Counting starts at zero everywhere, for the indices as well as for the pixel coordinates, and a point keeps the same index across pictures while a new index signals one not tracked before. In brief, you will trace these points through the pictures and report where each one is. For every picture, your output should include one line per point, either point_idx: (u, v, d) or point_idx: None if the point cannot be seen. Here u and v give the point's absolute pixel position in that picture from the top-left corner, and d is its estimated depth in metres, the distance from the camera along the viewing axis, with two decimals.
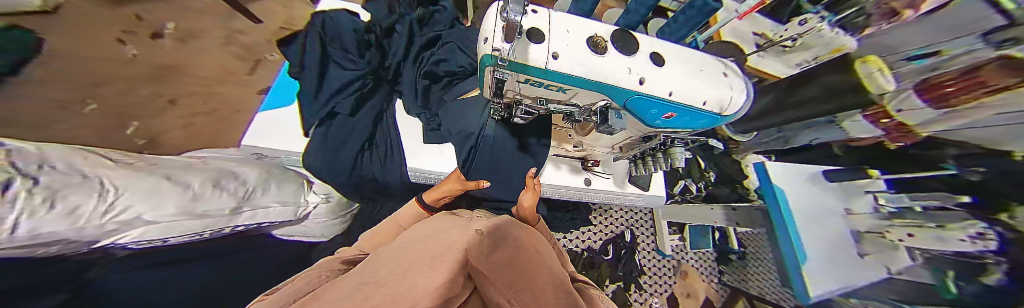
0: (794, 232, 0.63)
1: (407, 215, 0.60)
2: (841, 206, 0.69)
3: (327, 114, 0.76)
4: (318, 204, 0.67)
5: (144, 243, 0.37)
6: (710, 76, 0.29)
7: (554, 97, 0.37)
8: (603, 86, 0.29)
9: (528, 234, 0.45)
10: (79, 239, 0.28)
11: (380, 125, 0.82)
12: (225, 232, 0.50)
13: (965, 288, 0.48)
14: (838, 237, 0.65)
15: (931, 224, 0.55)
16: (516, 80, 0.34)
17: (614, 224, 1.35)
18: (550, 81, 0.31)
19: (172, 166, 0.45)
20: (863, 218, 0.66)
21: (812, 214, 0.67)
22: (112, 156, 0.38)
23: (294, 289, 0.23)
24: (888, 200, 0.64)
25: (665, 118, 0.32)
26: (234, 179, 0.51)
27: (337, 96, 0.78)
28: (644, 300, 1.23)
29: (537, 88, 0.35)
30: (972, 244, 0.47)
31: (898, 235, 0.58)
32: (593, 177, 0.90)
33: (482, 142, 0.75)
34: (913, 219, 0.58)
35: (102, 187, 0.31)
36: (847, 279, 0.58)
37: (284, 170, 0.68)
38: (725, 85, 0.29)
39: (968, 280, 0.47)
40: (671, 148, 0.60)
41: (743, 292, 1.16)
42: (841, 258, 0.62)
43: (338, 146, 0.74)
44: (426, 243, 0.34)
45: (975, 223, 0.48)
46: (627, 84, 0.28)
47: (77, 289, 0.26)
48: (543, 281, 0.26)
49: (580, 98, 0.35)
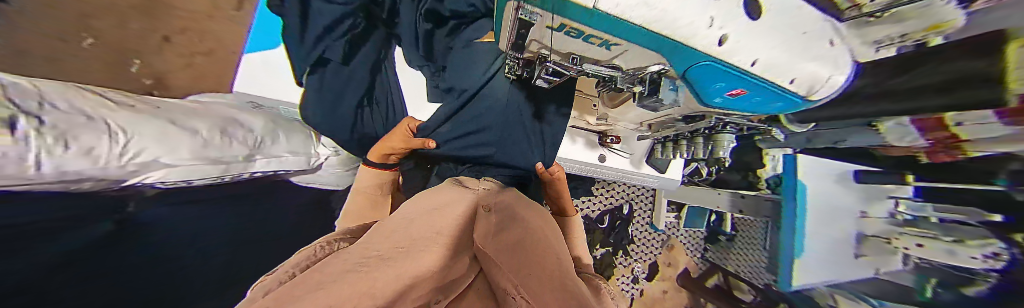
0: (800, 225, 0.71)
1: (369, 184, 0.57)
2: (859, 209, 0.76)
3: (317, 61, 0.70)
4: (329, 156, 0.71)
5: (171, 184, 0.40)
6: (813, 43, 0.19)
7: (592, 55, 0.32)
8: (665, 46, 0.18)
9: (539, 217, 0.50)
10: (106, 178, 0.30)
11: (379, 78, 0.78)
12: (243, 177, 0.53)
13: (946, 293, 0.66)
14: (841, 235, 0.74)
15: (946, 237, 0.65)
16: (546, 25, 0.26)
17: (615, 197, 1.34)
18: (590, 36, 0.24)
19: (176, 111, 0.45)
20: (875, 222, 0.75)
21: (829, 214, 0.73)
22: (111, 96, 0.37)
23: (294, 262, 0.24)
24: (907, 208, 0.71)
25: (728, 96, 0.24)
26: (240, 128, 0.52)
27: (327, 37, 0.69)
28: (628, 264, 1.35)
29: (571, 40, 0.28)
30: (982, 261, 0.60)
31: (906, 243, 0.71)
32: (609, 154, 0.86)
33: (492, 107, 0.69)
34: (927, 229, 0.68)
35: (109, 129, 0.30)
36: (837, 273, 0.72)
37: (293, 123, 0.68)
38: (830, 57, 0.20)
39: (951, 289, 0.66)
40: (720, 135, 0.55)
41: (721, 267, 1.30)
42: (839, 254, 0.74)
43: (336, 99, 0.71)
44: (430, 217, 0.36)
45: (994, 243, 0.58)
46: (704, 45, 0.17)
47: (122, 221, 0.36)
48: (550, 267, 0.27)
49: (625, 58, 0.30)
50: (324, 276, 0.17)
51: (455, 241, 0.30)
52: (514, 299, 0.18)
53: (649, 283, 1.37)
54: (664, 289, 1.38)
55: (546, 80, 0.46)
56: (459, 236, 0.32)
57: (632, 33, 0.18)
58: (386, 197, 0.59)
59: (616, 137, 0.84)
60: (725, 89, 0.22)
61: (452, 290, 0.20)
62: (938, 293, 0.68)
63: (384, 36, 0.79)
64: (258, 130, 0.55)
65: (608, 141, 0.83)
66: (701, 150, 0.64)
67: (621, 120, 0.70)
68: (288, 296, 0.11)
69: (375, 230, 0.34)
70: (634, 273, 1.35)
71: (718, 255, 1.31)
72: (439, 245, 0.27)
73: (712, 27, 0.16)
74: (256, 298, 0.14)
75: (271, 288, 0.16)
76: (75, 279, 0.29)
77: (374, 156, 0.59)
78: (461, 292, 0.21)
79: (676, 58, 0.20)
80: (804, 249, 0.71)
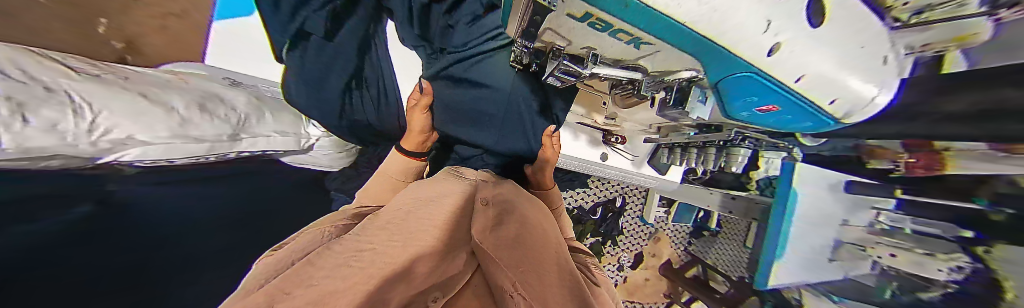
0: (785, 230, 0.64)
1: (396, 169, 0.58)
2: (844, 217, 0.65)
3: (298, 33, 0.60)
4: (321, 137, 0.69)
5: (149, 163, 0.39)
6: (869, 60, 0.18)
7: (623, 55, 0.31)
8: (710, 54, 0.16)
9: (539, 213, 0.49)
10: (76, 155, 0.29)
11: (367, 58, 0.72)
12: (227, 156, 0.51)
13: (905, 296, 0.64)
14: (823, 244, 0.66)
15: (919, 249, 0.58)
16: (567, 13, 0.23)
17: (609, 190, 1.35)
18: (616, 29, 0.21)
19: (147, 83, 0.42)
20: (852, 230, 0.66)
21: (817, 220, 0.65)
22: (73, 65, 0.35)
23: (294, 248, 0.24)
24: (887, 218, 0.63)
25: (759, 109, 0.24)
26: (221, 105, 0.50)
27: (304, 8, 0.57)
28: (615, 253, 1.40)
29: (599, 36, 0.26)
30: (946, 273, 0.55)
31: (880, 252, 0.64)
32: (611, 152, 0.86)
33: (496, 100, 0.71)
34: (901, 239, 0.61)
35: (72, 102, 0.28)
36: (807, 278, 0.68)
37: (281, 106, 0.65)
38: (881, 76, 0.19)
39: (908, 293, 0.64)
40: (737, 148, 0.58)
41: (701, 260, 1.36)
42: (817, 263, 0.67)
43: (319, 80, 0.65)
44: (426, 209, 0.35)
45: (959, 257, 0.53)
46: (754, 56, 0.15)
47: (101, 200, 0.35)
48: (549, 265, 0.29)
49: (652, 60, 0.30)
50: (318, 272, 0.16)
51: (450, 238, 0.29)
52: (508, 299, 0.18)
53: (632, 271, 1.43)
54: (646, 277, 1.45)
55: (557, 77, 0.48)
56: (453, 234, 0.30)
57: (665, 32, 0.15)
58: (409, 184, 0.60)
59: (621, 136, 0.82)
60: (761, 91, 0.20)
61: (450, 289, 0.19)
62: (898, 294, 0.66)
63: (374, 4, 0.65)
64: (240, 107, 0.53)
65: (612, 140, 0.80)
66: (712, 160, 0.66)
67: (630, 120, 0.70)
68: (274, 297, 0.11)
69: (369, 222, 0.33)
70: (620, 261, 1.42)
71: (700, 248, 1.38)
72: (433, 239, 0.26)
73: (766, 33, 0.13)
74: (241, 295, 0.13)
75: (266, 280, 0.16)
76: (53, 255, 0.28)
77: (408, 145, 0.62)
78: (459, 289, 0.21)
79: (714, 60, 0.17)
80: (784, 255, 0.65)
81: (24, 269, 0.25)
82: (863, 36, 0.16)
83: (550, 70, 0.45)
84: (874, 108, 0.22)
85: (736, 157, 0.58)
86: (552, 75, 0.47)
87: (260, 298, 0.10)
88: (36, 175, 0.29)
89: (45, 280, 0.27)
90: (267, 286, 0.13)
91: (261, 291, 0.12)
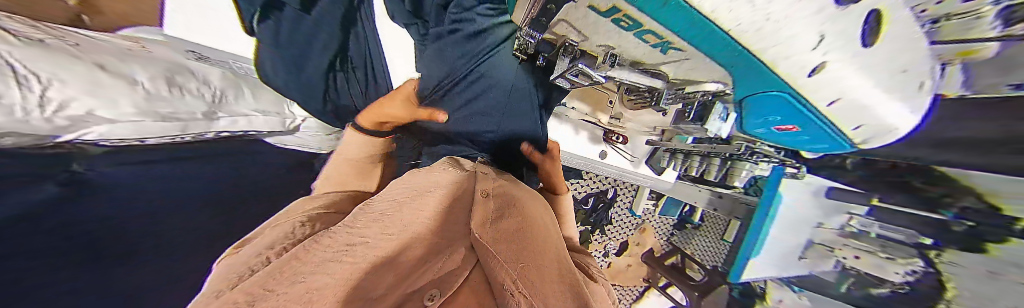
0: (763, 231, 0.66)
1: (360, 153, 0.51)
2: (818, 219, 0.66)
3: (269, 2, 0.59)
4: (305, 118, 0.71)
5: (117, 141, 0.37)
6: (898, 80, 0.21)
7: (647, 59, 0.36)
8: (754, 60, 0.21)
9: (537, 204, 0.49)
10: (32, 133, 0.27)
11: (351, 36, 0.69)
12: (206, 136, 0.49)
13: (857, 290, 0.67)
14: (795, 244, 0.69)
15: (882, 253, 0.60)
16: (592, 6, 0.26)
17: (603, 181, 1.36)
18: (645, 29, 0.26)
19: (101, 52, 0.38)
20: (825, 232, 0.68)
21: (794, 225, 0.67)
22: (9, 26, 0.31)
23: (258, 246, 0.22)
24: (858, 222, 0.63)
25: (783, 113, 0.29)
26: (192, 78, 0.51)
27: None
28: (602, 240, 1.46)
29: (631, 40, 0.31)
30: (902, 276, 0.57)
31: (846, 254, 0.66)
32: (610, 150, 0.85)
33: (496, 87, 0.70)
34: (866, 242, 0.63)
35: (19, 72, 0.25)
36: (774, 270, 0.73)
37: (255, 84, 0.65)
38: (902, 94, 0.23)
39: (861, 288, 0.66)
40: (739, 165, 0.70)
41: (680, 250, 1.44)
42: (785, 259, 0.71)
43: (302, 57, 0.64)
44: (423, 199, 0.34)
45: (915, 261, 0.54)
46: (790, 66, 0.20)
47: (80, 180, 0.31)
48: (549, 259, 0.29)
49: (681, 64, 0.34)
50: (306, 267, 0.16)
51: (446, 231, 0.28)
52: (513, 297, 0.18)
53: (617, 257, 1.51)
54: (628, 263, 1.53)
55: (568, 81, 0.50)
56: (450, 229, 0.29)
57: (733, 42, 0.19)
58: (374, 166, 0.54)
59: (622, 136, 0.83)
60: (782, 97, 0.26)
61: (446, 286, 0.19)
62: (852, 289, 0.69)
63: None
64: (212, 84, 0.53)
65: (615, 140, 0.83)
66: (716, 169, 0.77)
67: (635, 121, 0.75)
68: (258, 293, 0.10)
69: (360, 212, 0.32)
70: (606, 248, 1.48)
71: (681, 239, 1.46)
72: (428, 231, 0.26)
73: (812, 49, 0.17)
74: (218, 293, 0.12)
75: (248, 275, 0.15)
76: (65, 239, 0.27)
77: (365, 122, 0.52)
78: (458, 285, 0.21)
79: (763, 67, 0.22)
80: (758, 253, 0.67)
81: (33, 224, 0.24)
82: (904, 63, 0.19)
83: (559, 73, 0.48)
84: (886, 124, 0.27)
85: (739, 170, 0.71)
86: (562, 77, 0.49)
87: (226, 301, 0.09)
88: (23, 154, 0.27)
89: (52, 242, 0.26)
90: (249, 283, 0.12)
91: (237, 290, 0.11)
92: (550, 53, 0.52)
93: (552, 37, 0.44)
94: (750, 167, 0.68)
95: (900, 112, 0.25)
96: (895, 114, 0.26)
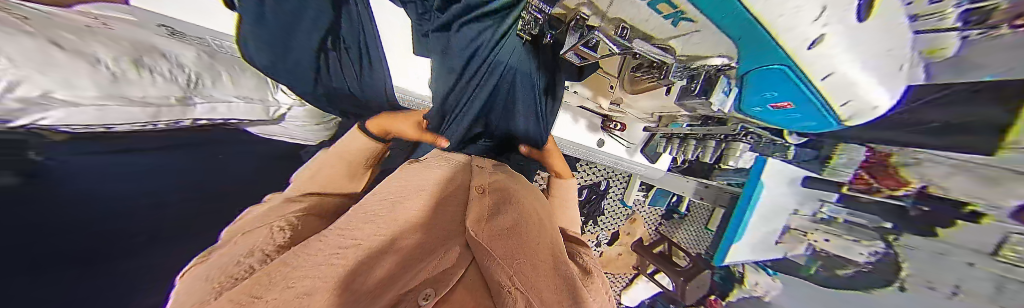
0: (742, 224, 0.67)
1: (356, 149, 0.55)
2: (793, 207, 0.67)
3: None
4: (291, 107, 0.67)
5: (79, 128, 0.38)
6: (882, 61, 0.24)
7: (656, 33, 0.37)
8: (764, 31, 0.22)
9: (529, 194, 0.51)
10: None
11: (344, 15, 0.61)
12: (181, 124, 0.52)
13: (822, 272, 0.74)
14: (774, 228, 0.71)
15: (847, 236, 0.65)
16: None
17: (596, 174, 1.38)
18: None
19: (50, 26, 0.35)
20: (798, 218, 0.69)
21: (769, 214, 0.67)
22: None
23: (233, 258, 0.21)
24: (828, 209, 0.66)
25: (778, 93, 0.34)
26: (163, 58, 0.46)
27: None
28: (594, 231, 1.50)
29: (642, 9, 0.32)
30: (866, 256, 0.63)
31: (817, 237, 0.71)
32: (607, 140, 0.89)
33: (499, 78, 0.64)
34: (833, 227, 0.68)
35: None
36: (755, 253, 0.76)
37: (236, 67, 0.61)
38: (886, 74, 0.26)
39: (829, 269, 0.73)
40: (733, 145, 0.64)
41: (668, 239, 1.49)
42: (762, 244, 0.74)
43: (289, 33, 0.55)
44: (408, 206, 0.31)
45: (874, 244, 0.61)
46: (795, 37, 0.21)
47: None
48: (542, 248, 0.31)
49: (683, 42, 0.36)
50: (296, 272, 0.16)
51: (437, 232, 0.27)
52: (510, 293, 0.19)
53: (608, 246, 1.55)
54: (619, 252, 1.58)
55: (576, 53, 0.49)
56: (443, 227, 0.29)
57: (742, 5, 0.20)
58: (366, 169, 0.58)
59: (619, 123, 0.83)
60: (782, 70, 0.28)
61: (442, 286, 0.18)
62: (819, 271, 0.75)
63: None
64: (188, 65, 0.50)
65: (611, 127, 0.83)
66: (709, 153, 0.72)
67: (634, 107, 0.78)
68: None
69: (351, 215, 0.30)
70: (598, 238, 1.52)
71: (669, 228, 1.52)
72: (419, 231, 0.26)
73: (815, 23, 0.19)
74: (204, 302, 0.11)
75: (225, 292, 0.13)
76: None
77: (371, 127, 0.57)
78: (452, 284, 0.20)
79: (769, 37, 0.23)
80: (737, 240, 0.69)
81: None
82: (890, 44, 0.22)
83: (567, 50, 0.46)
84: (862, 106, 0.30)
85: (735, 151, 0.65)
86: (572, 50, 0.45)
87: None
88: None
89: None
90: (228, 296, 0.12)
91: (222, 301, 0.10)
92: (557, 31, 0.55)
93: (562, 11, 0.46)
94: (744, 147, 0.64)
95: (879, 94, 0.28)
96: (876, 94, 0.28)
